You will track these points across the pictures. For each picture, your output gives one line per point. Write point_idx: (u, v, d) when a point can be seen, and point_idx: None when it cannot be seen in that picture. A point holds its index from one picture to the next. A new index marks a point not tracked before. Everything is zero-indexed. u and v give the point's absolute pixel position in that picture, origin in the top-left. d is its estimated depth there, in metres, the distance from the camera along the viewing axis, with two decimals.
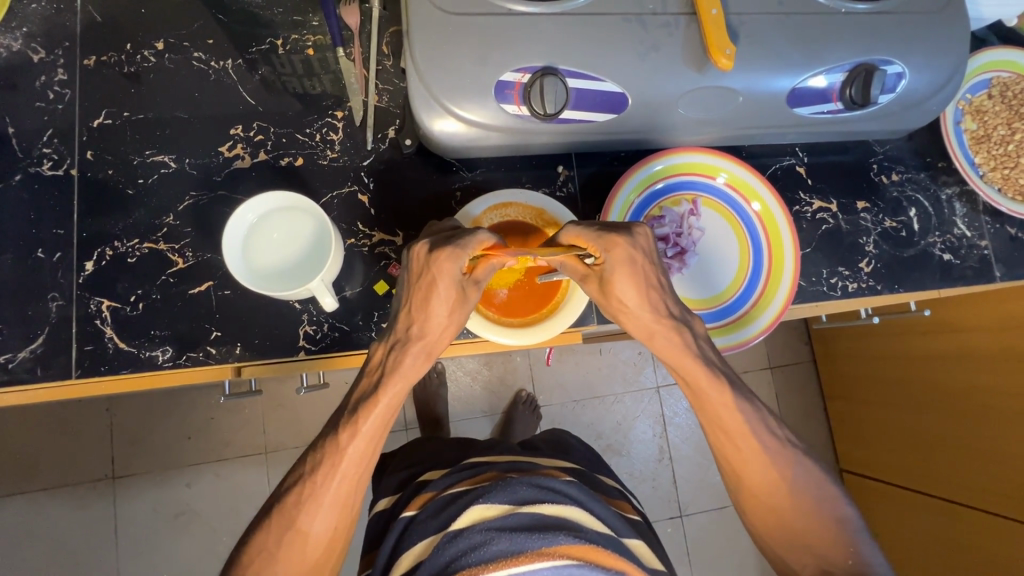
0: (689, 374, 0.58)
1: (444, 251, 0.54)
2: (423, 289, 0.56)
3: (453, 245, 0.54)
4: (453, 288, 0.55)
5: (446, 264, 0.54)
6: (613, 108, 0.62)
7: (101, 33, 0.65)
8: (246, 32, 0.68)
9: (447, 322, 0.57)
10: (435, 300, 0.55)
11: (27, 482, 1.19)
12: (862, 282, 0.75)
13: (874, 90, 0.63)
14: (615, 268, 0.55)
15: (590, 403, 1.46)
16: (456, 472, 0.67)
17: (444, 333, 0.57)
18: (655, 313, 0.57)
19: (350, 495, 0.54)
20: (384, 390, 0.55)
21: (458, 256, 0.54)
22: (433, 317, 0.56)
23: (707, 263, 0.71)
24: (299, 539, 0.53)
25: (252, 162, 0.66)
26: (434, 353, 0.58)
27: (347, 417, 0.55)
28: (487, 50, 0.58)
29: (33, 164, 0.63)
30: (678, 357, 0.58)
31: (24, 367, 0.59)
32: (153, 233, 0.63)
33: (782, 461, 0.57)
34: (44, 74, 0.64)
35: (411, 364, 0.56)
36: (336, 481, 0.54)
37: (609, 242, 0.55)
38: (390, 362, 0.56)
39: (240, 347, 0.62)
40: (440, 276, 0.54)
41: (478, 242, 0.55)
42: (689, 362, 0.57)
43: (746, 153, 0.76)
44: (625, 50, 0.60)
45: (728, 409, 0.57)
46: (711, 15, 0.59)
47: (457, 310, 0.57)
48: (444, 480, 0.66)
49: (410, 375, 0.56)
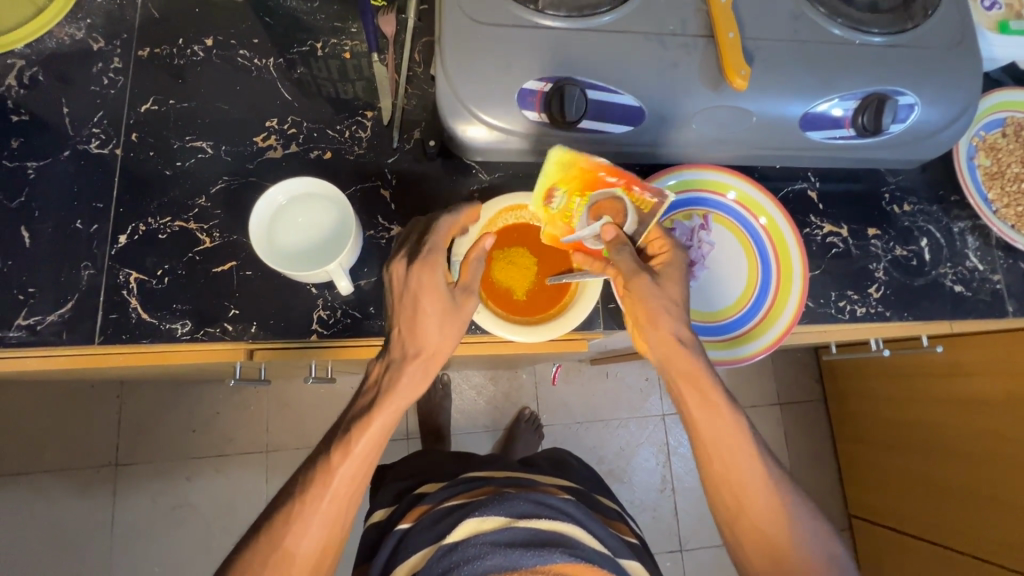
0: (704, 390, 0.57)
1: (419, 263, 0.56)
2: (410, 303, 0.57)
3: (424, 255, 0.57)
4: (439, 297, 0.56)
5: (426, 274, 0.56)
6: (629, 120, 0.65)
7: (158, 29, 0.71)
8: (290, 35, 0.73)
9: (443, 334, 0.57)
10: (426, 312, 0.56)
11: (34, 462, 1.22)
12: (871, 307, 0.74)
13: (886, 117, 0.65)
14: (672, 268, 0.60)
15: (593, 426, 1.45)
16: (454, 484, 0.67)
17: (441, 345, 0.57)
18: (684, 324, 0.58)
19: (341, 516, 0.55)
20: (380, 409, 0.55)
21: (431, 265, 0.57)
22: (427, 323, 0.56)
23: (718, 275, 0.71)
24: (285, 560, 0.53)
25: (283, 153, 0.70)
26: (432, 371, 0.58)
27: (340, 438, 0.56)
28: (513, 57, 0.61)
29: (82, 142, 0.67)
30: (695, 372, 0.57)
31: (52, 330, 0.61)
32: (185, 213, 0.66)
33: (777, 500, 0.56)
34: (101, 62, 0.69)
35: (409, 381, 0.56)
36: (326, 501, 0.54)
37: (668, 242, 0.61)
38: (383, 385, 0.56)
39: (255, 327, 0.64)
40: (420, 287, 0.56)
41: (439, 241, 0.58)
42: (704, 379, 0.57)
43: (758, 174, 0.77)
44: (645, 68, 0.63)
45: (735, 432, 0.57)
46: (728, 38, 0.63)
47: (443, 317, 0.57)
48: (442, 492, 0.67)
49: (406, 394, 0.56)
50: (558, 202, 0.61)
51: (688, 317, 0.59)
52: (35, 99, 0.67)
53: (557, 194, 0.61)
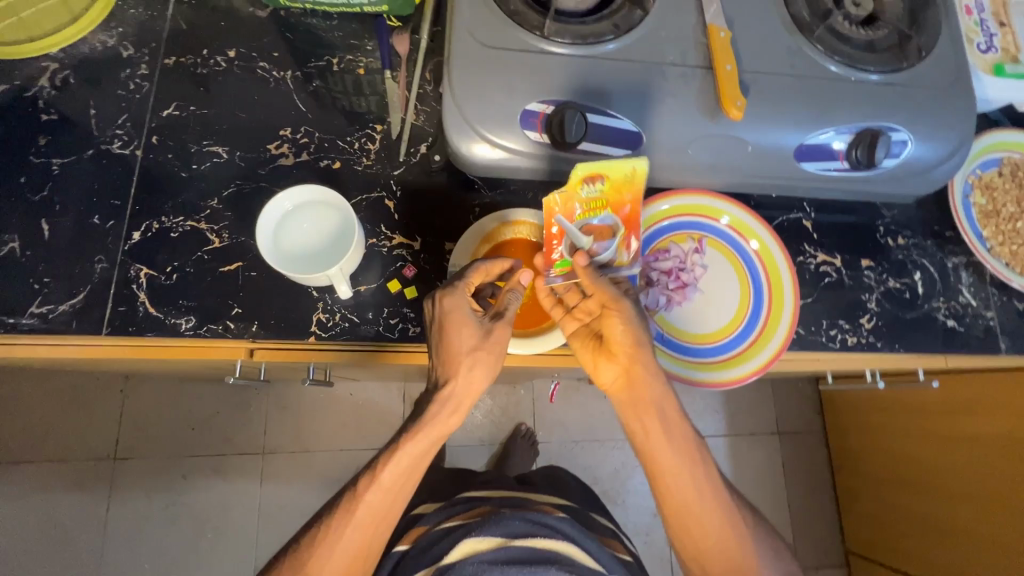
0: (684, 441, 0.63)
1: (452, 293, 0.61)
2: (446, 332, 0.60)
3: (455, 285, 0.61)
4: (472, 322, 0.60)
5: (460, 302, 0.60)
6: (627, 143, 0.66)
7: (185, 40, 0.75)
8: (309, 50, 0.76)
9: (474, 362, 0.60)
10: (463, 340, 0.60)
11: (37, 450, 1.24)
12: (862, 337, 0.75)
13: (879, 151, 0.67)
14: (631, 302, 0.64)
15: (588, 445, 1.45)
16: (450, 505, 0.70)
17: (475, 378, 0.61)
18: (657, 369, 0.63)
19: (366, 544, 0.60)
20: (407, 444, 0.60)
21: (463, 293, 0.61)
22: (466, 350, 0.60)
23: (710, 297, 0.72)
24: None
25: (295, 161, 0.72)
26: (463, 407, 0.62)
27: (369, 470, 0.61)
28: (517, 80, 0.64)
29: (105, 142, 0.70)
30: (677, 426, 0.63)
31: (63, 318, 0.64)
32: (197, 214, 0.69)
33: (747, 557, 0.63)
34: (129, 68, 0.73)
35: (441, 417, 0.61)
36: (351, 528, 0.59)
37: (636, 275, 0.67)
38: (415, 423, 0.61)
39: (257, 326, 0.66)
40: (455, 313, 0.60)
41: (474, 272, 0.62)
42: (684, 434, 0.63)
43: (754, 202, 0.78)
44: (644, 95, 0.66)
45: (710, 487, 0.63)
46: (725, 70, 0.65)
47: (479, 346, 0.60)
48: (440, 513, 0.69)
49: (441, 430, 0.61)
50: (592, 189, 0.62)
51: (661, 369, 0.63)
52: (64, 100, 0.71)
53: (598, 183, 0.62)
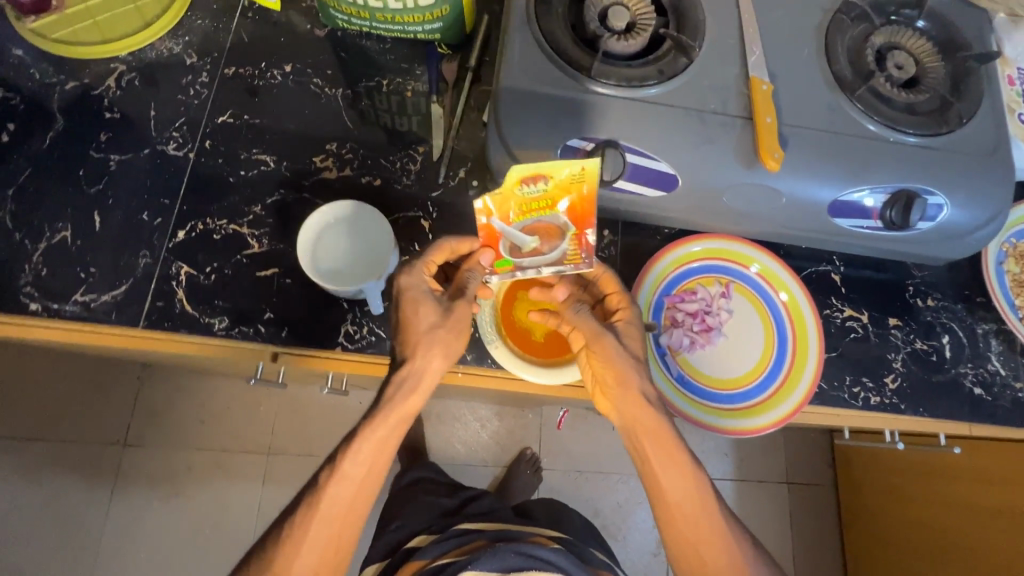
0: (657, 438, 0.63)
1: (405, 269, 0.64)
2: (403, 310, 0.63)
3: (409, 262, 0.64)
4: (423, 298, 0.63)
5: (414, 278, 0.63)
6: (663, 185, 0.69)
7: (245, 52, 0.78)
8: (361, 70, 0.80)
9: (429, 340, 0.62)
10: (418, 316, 0.62)
11: (53, 429, 1.28)
12: (885, 397, 0.74)
13: (914, 215, 0.67)
14: (626, 329, 0.65)
15: (592, 477, 1.43)
16: (445, 539, 0.80)
17: (435, 359, 0.62)
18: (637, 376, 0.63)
19: (335, 538, 0.62)
20: (370, 431, 0.61)
21: (418, 268, 0.64)
22: (423, 331, 0.62)
23: (733, 343, 0.72)
24: None
25: (337, 175, 0.74)
26: (423, 389, 0.63)
27: (329, 462, 0.62)
28: (563, 116, 0.66)
29: (161, 143, 0.73)
30: (649, 424, 0.63)
31: (104, 308, 0.66)
32: (240, 218, 0.71)
33: (727, 551, 0.63)
34: (191, 75, 0.77)
35: (401, 400, 0.62)
36: (315, 524, 0.61)
37: (627, 296, 0.67)
38: (374, 409, 0.62)
39: (286, 332, 0.68)
40: (408, 288, 0.63)
41: (434, 248, 0.64)
42: (659, 430, 0.63)
43: (784, 252, 0.78)
44: (683, 140, 0.67)
45: (686, 480, 0.63)
46: (766, 122, 0.66)
47: (437, 326, 0.62)
48: (434, 548, 0.79)
49: (402, 413, 0.62)
50: (534, 190, 0.59)
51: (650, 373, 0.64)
52: (128, 100, 0.75)
53: (542, 183, 0.59)
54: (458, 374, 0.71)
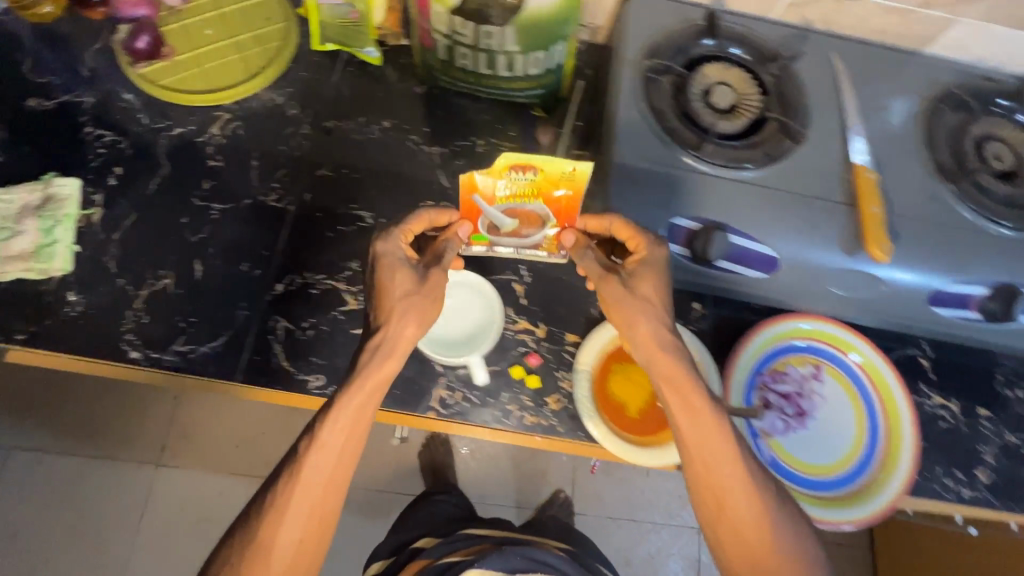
0: (682, 399, 0.59)
1: (380, 237, 0.65)
2: (381, 275, 0.63)
3: (385, 232, 0.65)
4: (399, 264, 0.63)
5: (393, 245, 0.64)
6: (764, 266, 0.68)
7: (345, 106, 0.80)
8: (456, 128, 0.80)
9: (406, 299, 0.61)
10: (395, 280, 0.62)
11: (94, 444, 1.30)
12: (979, 491, 0.72)
13: (1017, 308, 0.67)
14: (641, 271, 0.63)
15: (625, 525, 1.40)
16: (450, 542, 0.97)
17: (412, 313, 0.61)
18: (653, 326, 0.61)
19: (320, 505, 0.57)
20: (352, 390, 0.57)
21: (394, 235, 0.65)
22: (398, 297, 0.61)
23: (824, 429, 0.71)
24: (259, 557, 0.55)
25: (433, 234, 0.75)
26: (401, 355, 0.60)
27: (309, 430, 0.58)
28: (671, 197, 0.67)
29: (262, 194, 0.74)
30: (677, 385, 0.59)
31: (202, 360, 0.66)
32: (337, 273, 0.71)
33: (768, 521, 0.57)
34: (293, 126, 0.78)
35: (380, 365, 0.59)
36: (297, 493, 0.56)
37: (648, 239, 0.64)
38: (351, 376, 0.58)
39: (380, 393, 0.67)
40: (386, 254, 0.64)
41: (414, 219, 0.66)
42: (688, 391, 0.59)
43: (872, 333, 0.78)
44: (789, 225, 0.67)
45: (722, 444, 0.57)
46: (872, 212, 0.66)
47: (411, 293, 0.62)
48: (439, 548, 0.96)
49: (384, 375, 0.58)
50: (523, 178, 0.63)
51: (667, 319, 0.62)
52: (231, 149, 0.76)
53: (531, 174, 0.63)
54: (537, 439, 0.69)
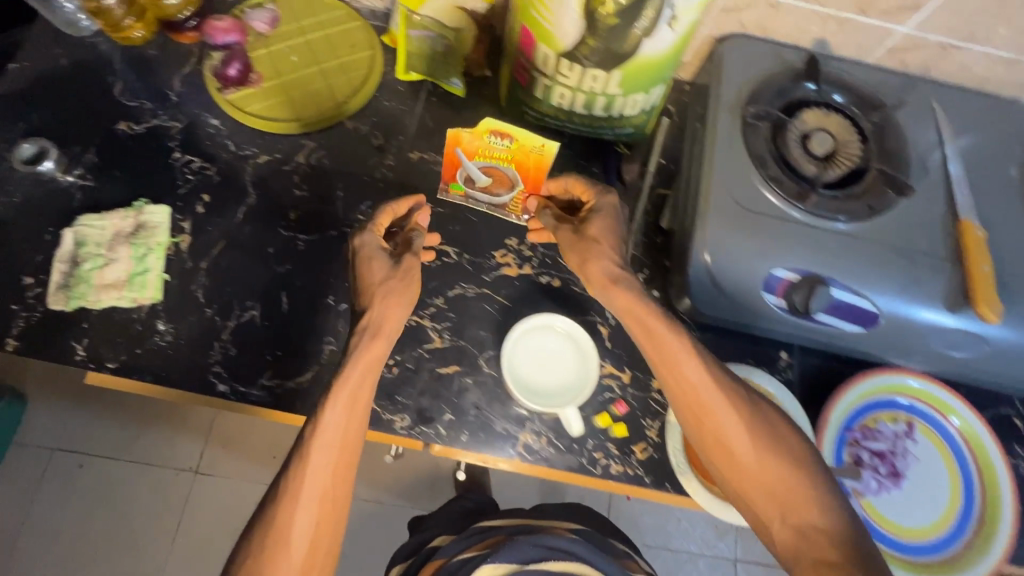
0: (677, 365, 0.58)
1: (360, 232, 0.64)
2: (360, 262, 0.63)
3: (365, 230, 0.64)
4: (377, 251, 0.63)
5: (369, 236, 0.64)
6: (864, 322, 0.66)
7: (429, 137, 0.79)
8: None
9: (389, 277, 0.62)
10: (374, 268, 0.62)
11: (137, 449, 1.31)
12: None
13: None
14: (595, 219, 0.66)
15: (660, 553, 1.38)
16: (465, 537, 0.79)
17: (388, 276, 0.62)
18: (627, 291, 0.62)
19: (337, 471, 0.56)
20: (353, 364, 0.58)
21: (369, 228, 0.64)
22: (376, 285, 0.61)
23: (918, 494, 0.69)
24: (284, 540, 0.53)
25: (517, 272, 0.73)
26: (392, 330, 0.60)
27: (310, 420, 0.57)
28: (772, 247, 0.65)
29: (347, 226, 0.73)
30: (667, 356, 0.59)
31: (288, 395, 0.66)
32: (422, 310, 0.71)
33: (777, 462, 0.56)
34: (377, 156, 0.77)
35: (372, 347, 0.59)
36: (312, 471, 0.55)
37: (591, 186, 0.69)
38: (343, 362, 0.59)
39: (465, 436, 0.66)
40: (366, 247, 0.63)
41: (382, 212, 0.65)
42: (680, 363, 0.58)
43: (963, 390, 0.75)
44: (894, 281, 0.65)
45: (715, 397, 0.57)
46: (982, 270, 0.64)
47: (389, 279, 0.61)
48: (456, 544, 0.79)
49: (375, 357, 0.59)
50: (500, 143, 0.68)
51: (623, 263, 0.64)
52: (315, 178, 0.75)
53: (508, 141, 0.68)
54: (620, 487, 0.67)
